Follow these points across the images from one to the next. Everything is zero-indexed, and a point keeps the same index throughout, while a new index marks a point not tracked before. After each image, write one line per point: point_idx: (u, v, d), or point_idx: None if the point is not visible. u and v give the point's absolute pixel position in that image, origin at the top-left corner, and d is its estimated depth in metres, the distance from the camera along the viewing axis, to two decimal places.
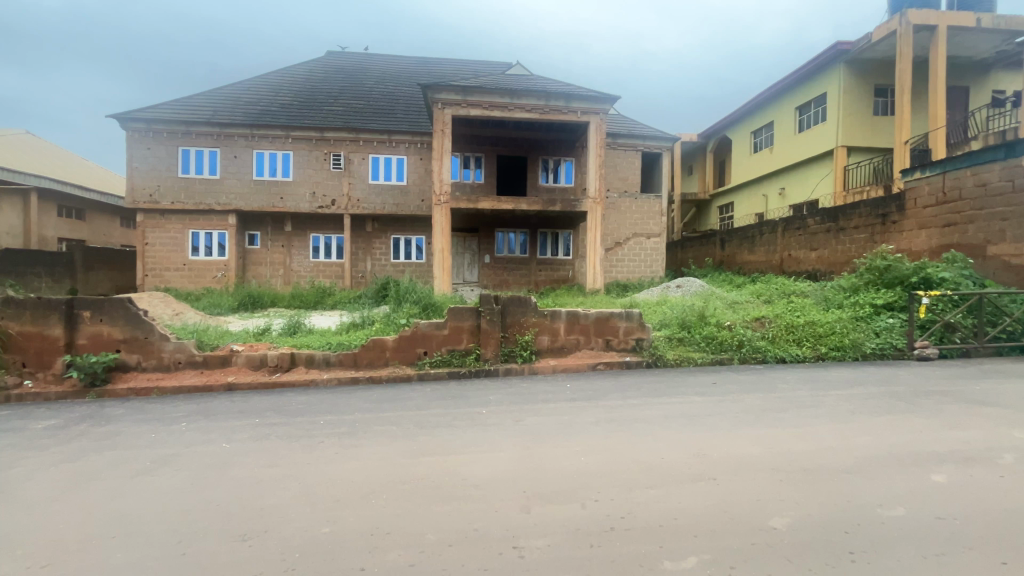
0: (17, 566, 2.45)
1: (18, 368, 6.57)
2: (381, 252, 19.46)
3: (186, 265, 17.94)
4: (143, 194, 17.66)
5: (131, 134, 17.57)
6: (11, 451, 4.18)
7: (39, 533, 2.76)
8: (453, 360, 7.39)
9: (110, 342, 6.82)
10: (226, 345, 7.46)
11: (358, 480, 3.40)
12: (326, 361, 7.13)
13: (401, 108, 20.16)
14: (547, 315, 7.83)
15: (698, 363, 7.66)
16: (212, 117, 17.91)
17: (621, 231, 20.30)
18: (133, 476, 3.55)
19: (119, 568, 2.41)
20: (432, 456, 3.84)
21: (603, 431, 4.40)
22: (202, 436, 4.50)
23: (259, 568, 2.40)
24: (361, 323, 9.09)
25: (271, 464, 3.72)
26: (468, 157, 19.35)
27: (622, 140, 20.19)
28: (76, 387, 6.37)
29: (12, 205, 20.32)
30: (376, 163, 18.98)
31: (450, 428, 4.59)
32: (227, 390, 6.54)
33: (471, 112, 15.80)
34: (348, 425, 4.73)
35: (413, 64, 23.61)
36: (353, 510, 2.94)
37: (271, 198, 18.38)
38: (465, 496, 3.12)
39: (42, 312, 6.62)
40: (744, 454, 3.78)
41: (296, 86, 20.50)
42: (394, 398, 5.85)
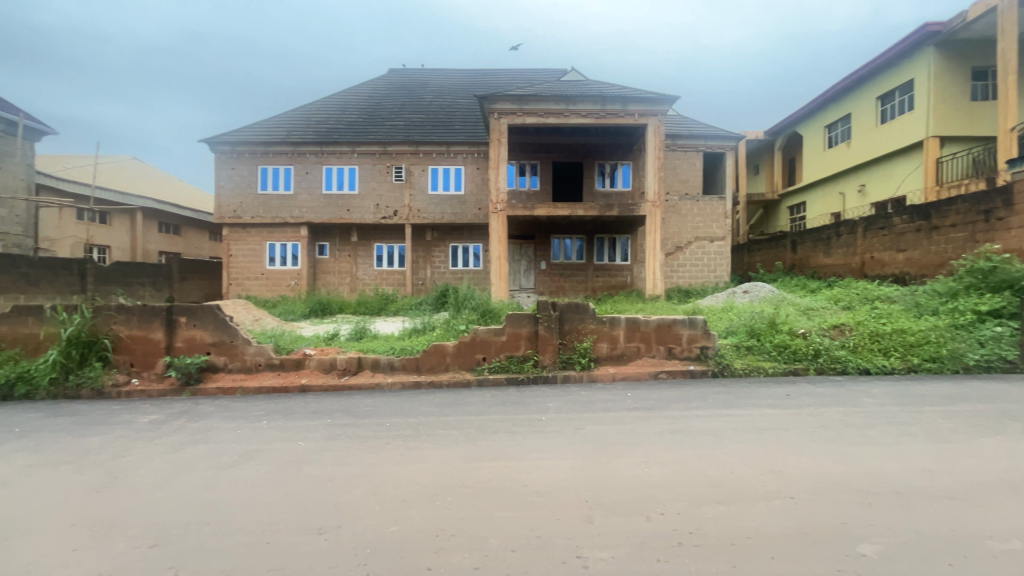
0: (130, 545, 2.74)
1: (128, 367, 7.40)
2: (440, 260, 20.06)
3: (264, 274, 19.35)
4: (228, 210, 19.31)
5: (218, 155, 19.32)
6: (123, 441, 4.69)
7: (147, 516, 3.07)
8: (512, 367, 7.46)
9: (201, 346, 7.49)
10: (299, 349, 8.00)
11: (423, 482, 3.50)
12: (390, 365, 7.43)
13: (459, 119, 20.71)
14: (606, 322, 7.72)
15: (769, 373, 7.21)
16: (287, 137, 19.32)
17: (683, 235, 19.61)
18: (222, 469, 3.87)
19: (213, 553, 2.63)
20: (493, 461, 3.87)
21: (667, 442, 4.26)
22: (281, 434, 4.82)
23: (334, 562, 2.53)
24: (422, 329, 9.37)
25: (342, 463, 3.92)
26: (524, 164, 19.47)
27: (682, 141, 19.53)
28: (174, 386, 7.07)
29: (122, 223, 22.99)
30: (435, 173, 19.59)
31: (510, 434, 4.62)
32: (302, 391, 6.97)
33: (526, 120, 15.95)
34: (412, 427, 4.90)
35: (469, 76, 24.23)
36: (418, 511, 3.04)
37: (339, 210, 19.47)
38: (527, 503, 3.12)
39: (147, 318, 7.40)
40: (826, 472, 3.51)
41: (361, 104, 21.67)
42: (455, 403, 5.97)
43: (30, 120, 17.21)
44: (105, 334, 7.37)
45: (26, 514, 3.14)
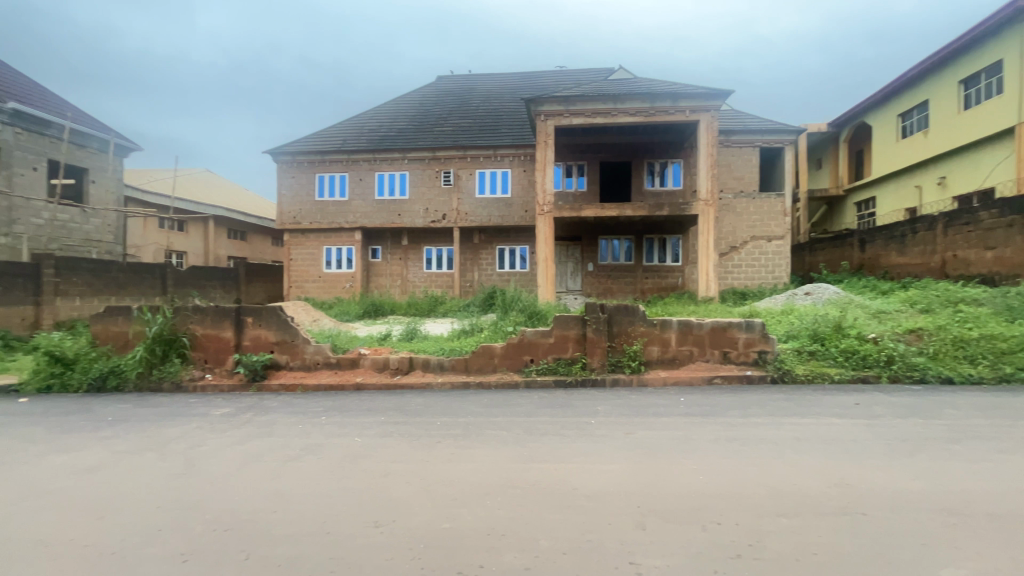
0: (207, 528, 2.96)
1: (202, 363, 7.99)
2: (488, 262, 20.31)
3: (322, 277, 20.31)
4: (289, 216, 20.46)
5: (280, 165, 20.51)
6: (199, 432, 5.08)
7: (220, 502, 3.31)
8: (560, 369, 7.42)
9: (266, 344, 7.96)
10: (355, 348, 8.36)
11: (473, 481, 3.55)
12: (440, 366, 7.60)
13: (505, 123, 20.89)
14: (656, 325, 7.53)
15: (836, 380, 6.77)
16: (343, 146, 20.23)
17: (738, 234, 18.79)
18: (286, 460, 4.10)
19: (277, 539, 2.79)
20: (542, 463, 3.87)
21: (723, 449, 4.10)
22: (339, 429, 5.05)
23: (391, 553, 2.62)
24: (470, 331, 9.52)
25: (396, 459, 4.06)
26: (571, 165, 19.35)
27: (736, 136, 18.72)
28: (242, 382, 7.57)
29: (196, 230, 24.88)
30: (483, 177, 19.86)
31: (559, 436, 4.59)
32: (357, 389, 7.27)
33: (573, 121, 15.85)
34: (462, 427, 4.99)
35: (515, 79, 24.39)
36: (470, 509, 3.09)
37: (390, 215, 20.14)
38: (577, 506, 3.09)
39: (219, 318, 7.98)
40: (901, 488, 3.25)
41: (411, 112, 22.33)
42: (504, 404, 6.01)
43: (120, 139, 19.01)
44: (183, 332, 8.01)
45: (118, 495, 3.46)
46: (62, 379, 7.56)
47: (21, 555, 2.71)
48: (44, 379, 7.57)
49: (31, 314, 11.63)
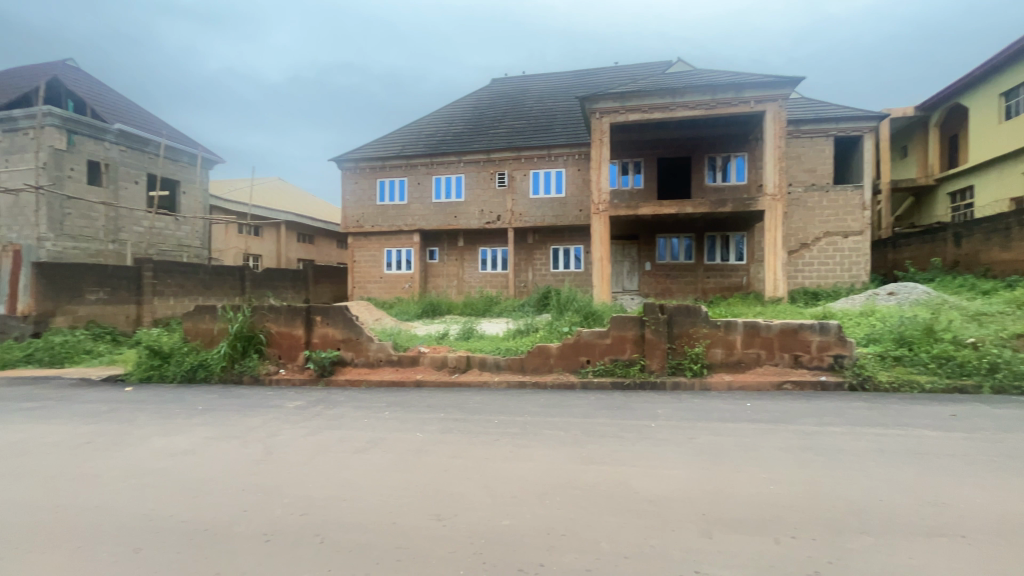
0: (284, 511, 3.18)
1: (277, 358, 8.58)
2: (542, 262, 20.32)
3: (383, 278, 21.17)
4: (353, 220, 21.50)
5: (345, 172, 21.60)
6: (276, 423, 5.47)
7: (295, 488, 3.54)
8: (617, 370, 7.28)
9: (333, 341, 8.41)
10: (415, 346, 8.65)
11: (532, 480, 3.57)
12: (496, 365, 7.70)
13: (559, 122, 20.79)
14: (720, 326, 7.21)
15: (927, 389, 6.17)
16: (402, 152, 20.99)
17: (810, 230, 17.58)
18: (353, 452, 4.32)
19: (346, 527, 2.94)
20: (601, 465, 3.82)
21: (795, 459, 3.86)
22: (401, 424, 5.26)
23: (452, 546, 2.69)
24: (526, 331, 9.56)
25: (455, 456, 4.16)
26: (627, 162, 18.93)
27: (808, 126, 17.50)
28: (312, 376, 8.05)
29: (270, 235, 26.73)
30: (537, 178, 19.89)
31: (618, 439, 4.51)
32: (417, 386, 7.51)
33: (629, 117, 15.50)
34: (519, 426, 5.02)
35: (569, 78, 24.22)
36: (529, 508, 3.11)
37: (447, 217, 20.64)
38: (639, 510, 3.03)
39: (292, 316, 8.53)
40: (1008, 510, 2.91)
41: (466, 115, 22.77)
42: (561, 404, 6.00)
43: (206, 152, 20.80)
44: (260, 329, 8.64)
45: (208, 477, 3.80)
46: (160, 370, 8.42)
47: (130, 526, 3.04)
48: (145, 370, 8.45)
49: (134, 312, 13.01)
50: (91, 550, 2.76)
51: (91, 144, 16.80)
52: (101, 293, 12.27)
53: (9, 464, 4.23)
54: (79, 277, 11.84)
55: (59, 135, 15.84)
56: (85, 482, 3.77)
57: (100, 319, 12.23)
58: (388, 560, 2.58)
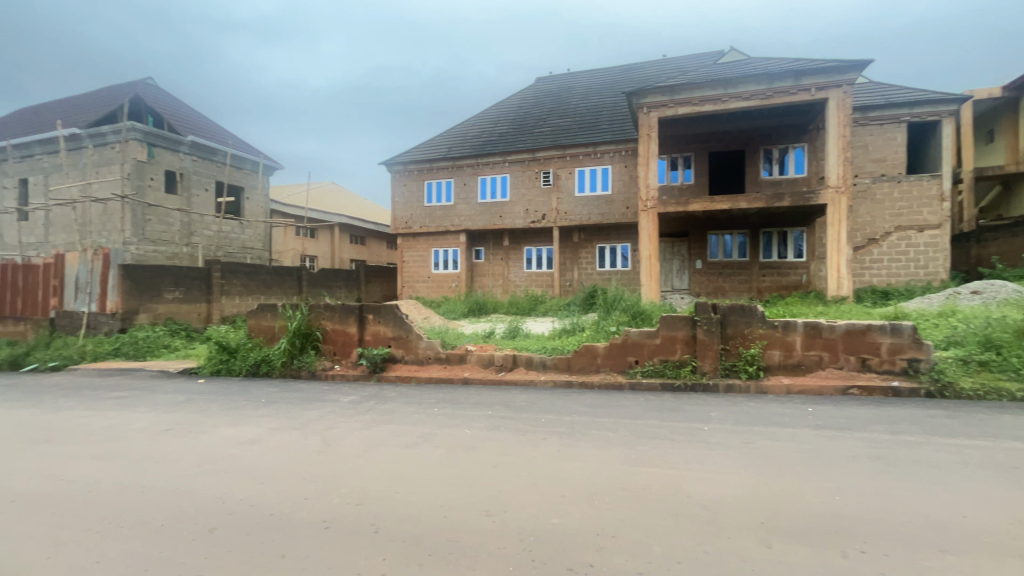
0: (341, 501, 3.32)
1: (332, 355, 8.99)
2: (588, 261, 20.12)
3: (430, 278, 21.66)
4: (402, 221, 22.12)
5: (394, 175, 22.26)
6: (333, 416, 5.73)
7: (351, 479, 3.70)
8: (667, 372, 7.09)
9: (384, 339, 8.70)
10: (462, 344, 8.79)
11: (581, 480, 3.54)
12: (543, 364, 7.70)
13: (605, 118, 20.47)
14: (778, 327, 6.87)
15: (1018, 398, 5.61)
16: (448, 153, 21.38)
17: (879, 225, 16.39)
18: (405, 446, 4.45)
19: (400, 518, 3.05)
20: (652, 467, 3.74)
21: (864, 469, 3.61)
22: (451, 420, 5.37)
23: (502, 542, 2.73)
24: (573, 330, 9.49)
25: (504, 453, 4.20)
26: (676, 157, 18.36)
27: (876, 112, 16.30)
28: (365, 372, 8.37)
29: (325, 237, 27.99)
30: (582, 175, 19.69)
31: (669, 441, 4.40)
32: (465, 383, 7.64)
33: (678, 111, 15.04)
34: (567, 426, 5.00)
35: (616, 73, 23.78)
36: (579, 507, 3.09)
37: (492, 217, 20.82)
38: (692, 515, 2.95)
39: (346, 314, 8.90)
40: None
41: (511, 115, 22.87)
42: (609, 405, 5.92)
43: (266, 160, 22.06)
44: (317, 327, 9.08)
45: (273, 465, 4.05)
46: (228, 364, 9.02)
47: (204, 507, 3.28)
48: (215, 364, 9.09)
49: (205, 309, 14.02)
50: (173, 527, 3.02)
51: (168, 155, 18.25)
52: (177, 292, 13.32)
53: (103, 447, 4.69)
54: (158, 277, 12.89)
55: (141, 148, 17.30)
56: (167, 465, 4.12)
57: (176, 316, 13.28)
58: (440, 552, 2.64)
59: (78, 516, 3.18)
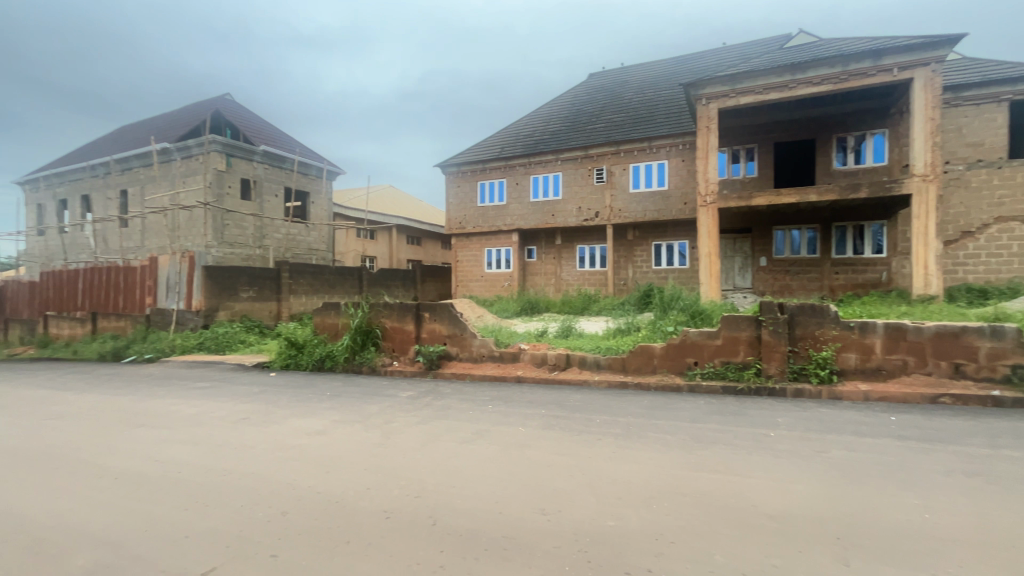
0: (400, 492, 3.44)
1: (391, 351, 9.33)
2: (643, 259, 19.62)
3: (483, 277, 21.97)
4: (455, 222, 22.57)
5: (448, 176, 22.76)
6: (392, 410, 5.97)
7: (409, 472, 3.82)
8: (728, 374, 6.77)
9: (440, 336, 8.92)
10: (515, 343, 8.84)
11: (638, 483, 3.45)
12: (597, 364, 7.59)
13: (661, 112, 19.83)
14: (854, 328, 6.37)
15: None
16: (501, 153, 21.57)
17: (974, 216, 14.77)
18: (460, 442, 4.55)
19: (457, 511, 3.12)
20: (714, 473, 3.59)
21: (959, 486, 3.27)
22: (505, 418, 5.43)
23: (558, 541, 2.72)
24: (628, 330, 9.28)
25: (558, 452, 4.18)
26: (738, 150, 17.45)
27: (972, 92, 14.69)
28: (422, 369, 8.64)
29: (384, 238, 29.11)
30: (637, 172, 19.21)
31: (732, 446, 4.20)
32: (518, 382, 7.68)
33: (741, 101, 14.29)
34: (622, 427, 4.89)
35: (672, 64, 22.97)
36: (636, 511, 3.02)
37: (544, 216, 20.78)
38: (759, 526, 2.79)
39: (404, 313, 9.21)
40: None
41: (564, 113, 22.69)
42: (666, 407, 5.74)
43: (330, 166, 23.26)
44: (376, 324, 9.46)
45: (337, 455, 4.26)
46: (296, 359, 9.60)
47: (276, 492, 3.51)
48: (284, 359, 9.69)
49: (275, 307, 15.02)
50: (250, 508, 3.26)
51: (243, 164, 19.71)
52: (251, 292, 14.34)
53: (191, 432, 5.14)
54: (235, 278, 13.95)
55: (221, 159, 18.80)
56: (245, 451, 4.46)
57: (251, 314, 14.32)
58: (495, 548, 2.67)
59: (168, 494, 3.51)
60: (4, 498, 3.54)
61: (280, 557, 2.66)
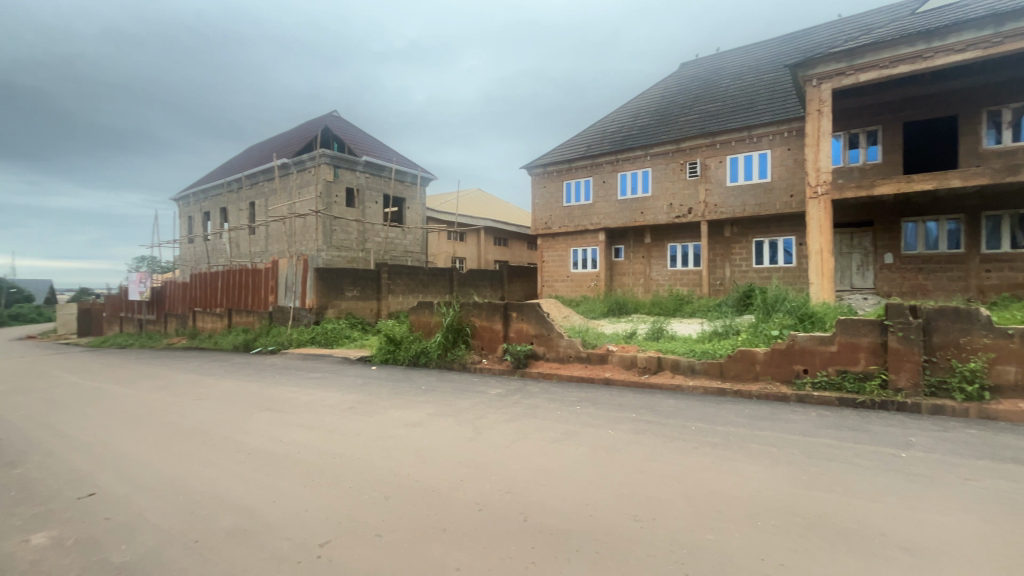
0: (491, 488, 3.53)
1: (480, 349, 9.65)
2: (742, 257, 18.29)
3: (570, 277, 21.88)
4: (541, 222, 22.71)
5: (534, 177, 22.97)
6: (483, 406, 6.18)
7: (499, 468, 3.92)
8: (845, 385, 6.08)
9: (527, 336, 9.02)
10: (603, 344, 8.70)
11: (740, 497, 3.22)
12: (691, 368, 7.18)
13: (763, 97, 18.30)
14: (1013, 336, 5.39)
15: None
16: (587, 152, 21.30)
17: None
18: (550, 442, 4.57)
19: (549, 510, 3.14)
20: (831, 494, 3.24)
21: None
22: (594, 420, 5.35)
23: (653, 551, 2.61)
24: (725, 333, 8.68)
25: (651, 458, 4.04)
26: (856, 134, 15.60)
27: None
28: (510, 367, 8.81)
29: (472, 240, 30.15)
30: (735, 163, 17.93)
31: (854, 466, 3.75)
32: (606, 384, 7.52)
33: (860, 78, 12.73)
34: (721, 436, 4.61)
35: (776, 45, 21.10)
36: (738, 527, 2.82)
37: (633, 214, 20.14)
38: (888, 558, 2.47)
39: (492, 312, 9.47)
40: None
41: (653, 106, 21.84)
42: (772, 418, 5.28)
43: (423, 172, 24.57)
44: (467, 323, 9.84)
45: (433, 447, 4.49)
46: (394, 354, 10.29)
47: (379, 478, 3.78)
48: (384, 354, 10.43)
49: (375, 306, 16.22)
50: (358, 490, 3.55)
51: (348, 174, 21.50)
52: (355, 291, 15.62)
53: (307, 418, 5.73)
54: (342, 278, 15.27)
55: (330, 170, 20.68)
56: (353, 437, 4.88)
57: (354, 312, 15.59)
58: (586, 551, 2.66)
59: (289, 472, 3.94)
60: (169, 464, 4.22)
61: (385, 538, 2.86)
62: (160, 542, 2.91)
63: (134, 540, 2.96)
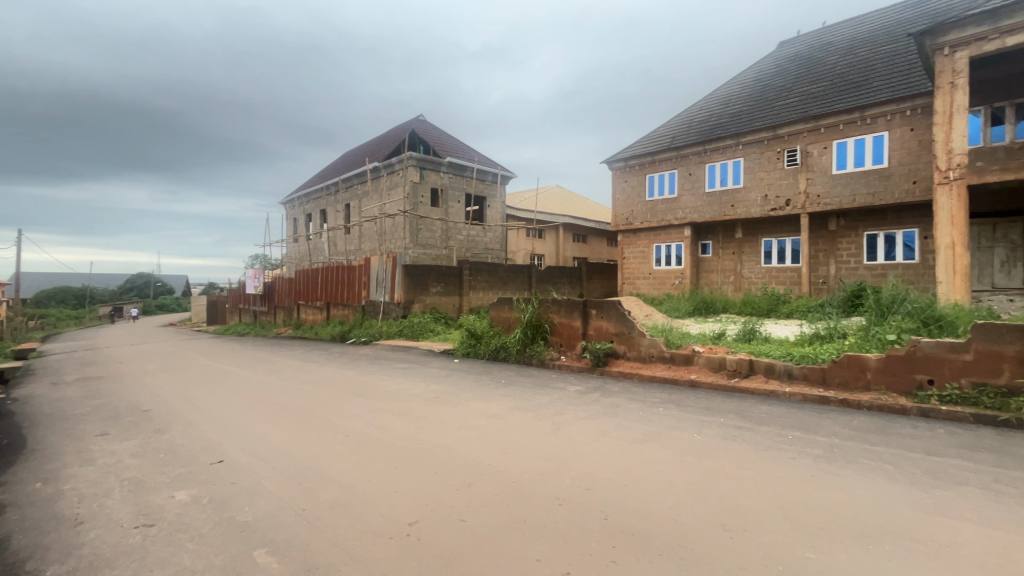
0: (570, 484, 3.52)
1: (559, 346, 9.64)
2: (850, 253, 16.54)
3: (652, 274, 21.13)
4: (622, 218, 22.07)
5: (615, 172, 22.36)
6: (561, 402, 6.21)
7: (578, 464, 3.91)
8: (983, 401, 5.25)
9: (607, 334, 8.86)
10: (688, 344, 8.27)
11: (847, 516, 2.92)
12: (788, 373, 6.63)
13: (880, 72, 16.28)
14: None
15: None
16: (671, 143, 20.35)
17: None
18: (632, 442, 4.46)
19: (628, 511, 3.07)
20: (961, 522, 2.83)
21: None
22: (680, 422, 5.13)
23: (744, 563, 2.46)
24: (829, 336, 7.88)
25: (743, 466, 3.80)
26: (1002, 108, 13.21)
27: None
28: (589, 365, 8.70)
29: (551, 237, 30.18)
30: (844, 149, 16.16)
31: (993, 493, 3.24)
32: (691, 386, 7.17)
33: (1005, 43, 10.89)
34: (825, 448, 4.20)
35: (897, 13, 18.66)
36: (844, 548, 2.57)
37: (722, 207, 18.91)
38: None
39: (571, 309, 9.43)
40: None
41: (746, 91, 20.33)
42: (887, 432, 4.72)
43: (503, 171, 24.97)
44: (546, 319, 9.89)
45: (515, 440, 4.59)
46: (475, 348, 10.61)
47: (462, 466, 3.93)
48: (466, 347, 10.79)
49: (457, 301, 16.84)
50: (443, 476, 3.72)
51: (433, 175, 22.47)
52: (438, 287, 16.33)
53: (396, 405, 6.11)
54: (426, 275, 16.03)
55: (416, 172, 21.74)
56: (438, 426, 5.11)
57: (438, 306, 16.32)
58: (669, 555, 2.57)
59: (380, 455, 4.22)
60: (279, 440, 4.72)
61: (468, 523, 2.99)
62: (275, 508, 3.27)
63: (255, 503, 3.36)
